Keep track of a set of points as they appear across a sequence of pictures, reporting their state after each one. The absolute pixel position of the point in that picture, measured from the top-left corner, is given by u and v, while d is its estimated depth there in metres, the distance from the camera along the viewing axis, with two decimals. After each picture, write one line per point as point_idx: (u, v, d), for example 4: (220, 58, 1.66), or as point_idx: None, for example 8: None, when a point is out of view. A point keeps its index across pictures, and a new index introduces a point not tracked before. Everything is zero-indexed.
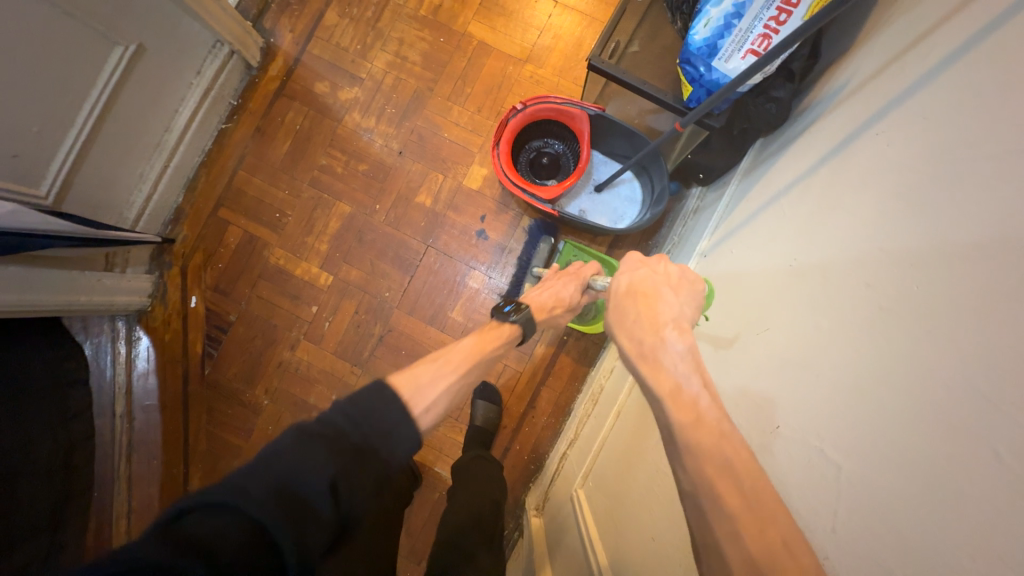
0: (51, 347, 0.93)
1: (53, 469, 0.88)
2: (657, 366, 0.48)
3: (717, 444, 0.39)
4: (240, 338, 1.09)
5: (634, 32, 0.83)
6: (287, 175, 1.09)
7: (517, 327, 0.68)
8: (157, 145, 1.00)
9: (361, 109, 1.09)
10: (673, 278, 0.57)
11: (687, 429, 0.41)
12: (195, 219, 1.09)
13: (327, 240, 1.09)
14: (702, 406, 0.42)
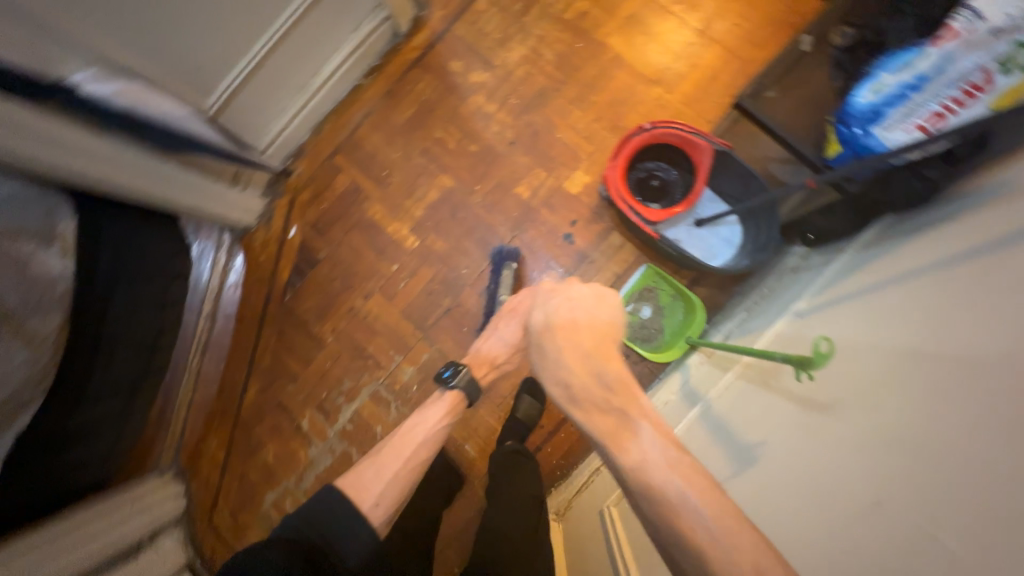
0: (171, 240, 1.05)
1: (142, 345, 1.01)
2: (595, 410, 0.63)
3: (665, 479, 0.51)
4: (322, 276, 1.16)
5: (778, 78, 0.86)
6: (403, 139, 1.16)
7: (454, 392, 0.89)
8: (304, 86, 1.09)
9: (486, 94, 1.14)
10: (585, 303, 0.75)
11: (632, 468, 0.54)
12: (313, 160, 1.18)
13: (422, 207, 1.14)
14: (636, 437, 0.57)
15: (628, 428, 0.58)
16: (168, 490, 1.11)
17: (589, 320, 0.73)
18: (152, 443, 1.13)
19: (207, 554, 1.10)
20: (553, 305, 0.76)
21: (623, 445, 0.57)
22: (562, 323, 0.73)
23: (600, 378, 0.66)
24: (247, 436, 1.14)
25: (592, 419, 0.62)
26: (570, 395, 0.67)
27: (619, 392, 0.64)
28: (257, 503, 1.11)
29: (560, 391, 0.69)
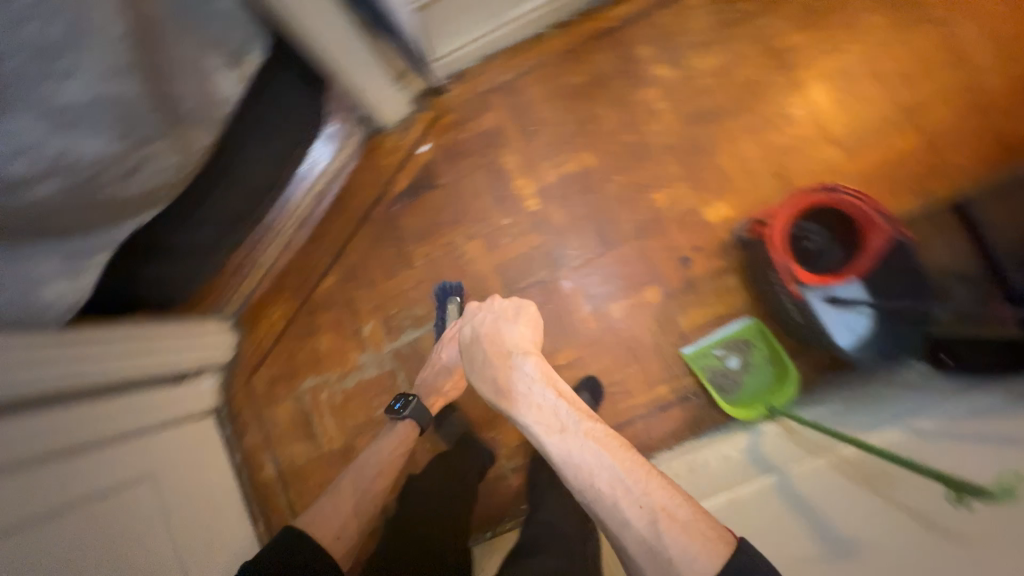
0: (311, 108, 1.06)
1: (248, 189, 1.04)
2: (515, 399, 0.78)
3: (583, 449, 0.68)
4: (435, 201, 1.16)
5: (989, 191, 0.89)
6: (562, 103, 1.13)
7: (410, 421, 0.94)
8: (495, 16, 1.08)
9: (662, 90, 1.10)
10: (506, 311, 0.89)
11: (558, 442, 0.71)
12: (470, 88, 1.16)
13: (556, 175, 1.12)
14: (558, 413, 0.73)
15: (550, 408, 0.74)
16: (223, 338, 1.13)
17: (511, 324, 0.87)
18: (216, 287, 1.15)
19: (235, 408, 1.15)
20: (484, 315, 0.89)
21: (550, 428, 0.72)
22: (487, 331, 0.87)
23: (518, 369, 0.80)
24: (305, 318, 1.17)
25: (519, 409, 0.77)
26: (501, 393, 0.79)
27: (538, 378, 0.79)
28: (295, 382, 1.14)
29: (488, 388, 0.81)
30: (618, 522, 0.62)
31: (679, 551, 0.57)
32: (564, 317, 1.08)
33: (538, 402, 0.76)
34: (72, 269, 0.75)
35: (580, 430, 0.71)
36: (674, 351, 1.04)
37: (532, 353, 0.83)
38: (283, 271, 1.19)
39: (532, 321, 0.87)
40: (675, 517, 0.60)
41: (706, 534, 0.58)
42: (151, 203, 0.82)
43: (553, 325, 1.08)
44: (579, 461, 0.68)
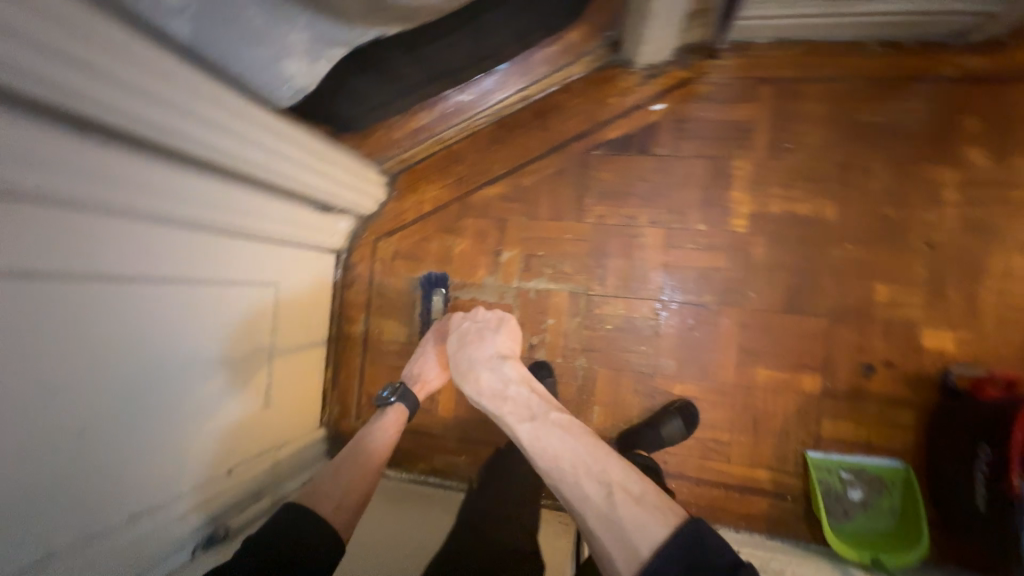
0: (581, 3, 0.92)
1: (474, 53, 0.94)
2: (492, 397, 0.81)
3: (547, 434, 0.74)
4: (638, 167, 1.04)
5: None
6: (837, 137, 0.96)
7: (399, 406, 0.96)
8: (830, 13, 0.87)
9: (958, 178, 0.91)
10: (489, 320, 0.95)
11: (529, 432, 0.75)
12: (743, 68, 1.00)
13: (783, 207, 0.96)
14: (530, 402, 0.80)
15: (520, 401, 0.80)
16: (374, 191, 1.11)
17: (493, 333, 0.91)
18: (383, 131, 1.09)
19: (354, 259, 1.17)
20: (470, 323, 0.94)
21: (520, 417, 0.77)
22: (469, 340, 0.91)
23: (496, 368, 0.85)
24: (454, 212, 1.12)
25: (497, 405, 0.80)
26: (480, 392, 0.82)
27: (516, 378, 0.84)
28: (417, 267, 1.14)
29: (470, 389, 0.84)
30: (580, 499, 0.67)
31: (632, 530, 0.62)
32: (705, 352, 0.99)
33: (512, 396, 0.81)
34: (313, 53, 0.71)
35: (548, 418, 0.76)
36: (797, 447, 0.94)
37: (511, 355, 0.88)
38: (455, 158, 1.13)
39: (512, 332, 0.93)
40: (632, 496, 0.65)
41: (658, 508, 0.63)
42: (404, 19, 0.72)
43: (689, 354, 0.99)
44: (548, 445, 0.73)
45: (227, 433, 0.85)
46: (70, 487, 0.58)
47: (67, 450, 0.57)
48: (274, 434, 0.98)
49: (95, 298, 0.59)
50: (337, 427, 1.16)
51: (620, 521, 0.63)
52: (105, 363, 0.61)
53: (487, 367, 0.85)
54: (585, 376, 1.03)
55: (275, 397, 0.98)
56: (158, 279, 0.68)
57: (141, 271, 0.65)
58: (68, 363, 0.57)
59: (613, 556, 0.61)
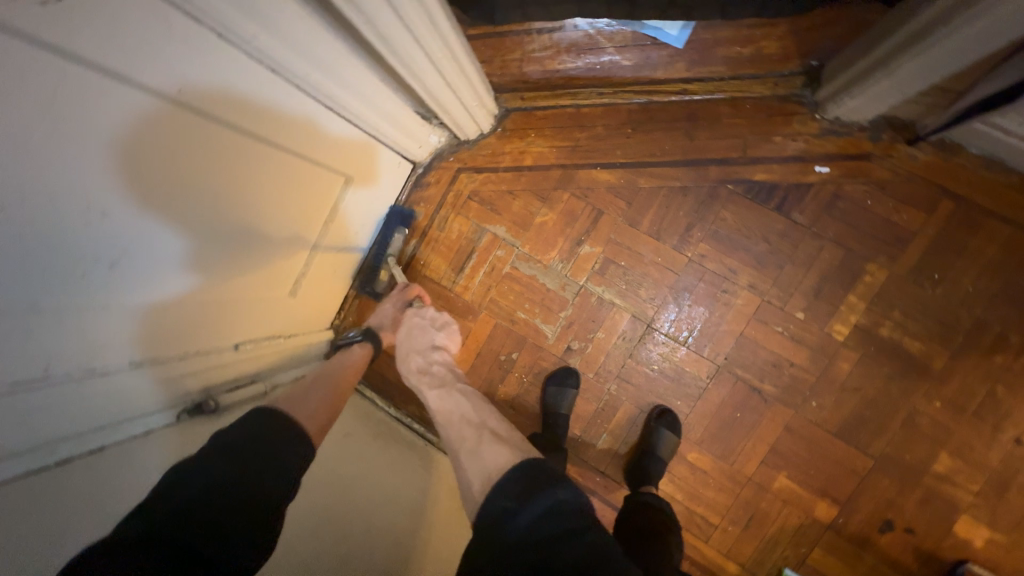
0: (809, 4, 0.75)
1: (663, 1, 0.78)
2: (410, 370, 0.85)
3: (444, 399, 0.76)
4: (765, 222, 0.92)
5: None
6: (992, 289, 0.84)
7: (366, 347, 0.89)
8: None
9: None
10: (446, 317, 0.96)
11: (432, 394, 0.78)
12: (937, 169, 0.85)
13: (891, 334, 0.87)
14: (440, 370, 0.84)
15: (434, 374, 0.83)
16: (484, 122, 0.99)
17: (435, 330, 0.92)
18: (516, 57, 0.99)
19: (429, 179, 1.06)
20: (416, 317, 0.92)
21: (432, 384, 0.80)
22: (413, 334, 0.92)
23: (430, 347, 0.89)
24: (553, 180, 1.01)
25: (417, 381, 0.83)
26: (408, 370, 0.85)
27: (441, 358, 0.88)
28: (489, 217, 1.04)
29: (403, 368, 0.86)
30: (457, 442, 0.67)
31: (489, 460, 0.61)
32: (736, 435, 0.93)
33: (433, 369, 0.84)
34: None
35: (453, 385, 0.79)
36: (777, 559, 0.91)
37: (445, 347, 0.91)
38: (578, 119, 0.99)
39: (454, 336, 0.94)
40: (498, 435, 0.66)
41: (517, 447, 0.63)
42: None
43: (720, 429, 0.94)
44: (450, 408, 0.74)
45: (247, 308, 0.80)
46: (85, 318, 0.52)
47: (99, 279, 0.51)
48: (288, 323, 0.94)
49: (176, 127, 0.51)
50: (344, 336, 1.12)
51: (482, 453, 0.63)
52: (155, 201, 0.53)
53: (419, 353, 0.87)
54: (608, 402, 0.98)
55: (304, 289, 0.93)
56: (242, 130, 0.60)
57: (227, 115, 0.56)
58: (127, 188, 0.49)
59: (472, 487, 0.60)
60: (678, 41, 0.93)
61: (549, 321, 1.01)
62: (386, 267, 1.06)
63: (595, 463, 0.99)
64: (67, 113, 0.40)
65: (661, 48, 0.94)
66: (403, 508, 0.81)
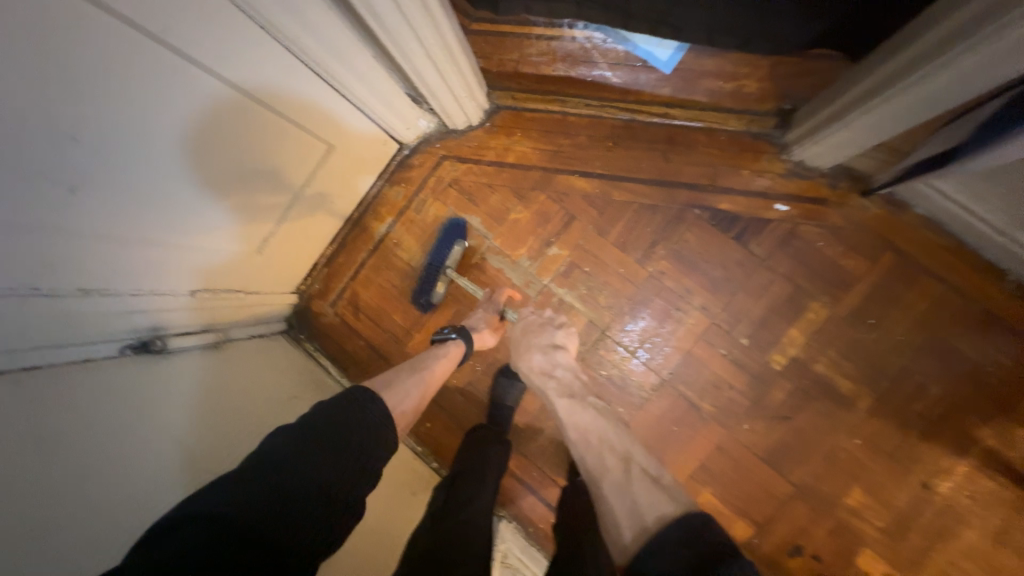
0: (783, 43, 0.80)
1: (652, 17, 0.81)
2: (534, 375, 0.87)
3: (574, 416, 0.79)
4: (726, 250, 0.96)
5: None
6: (918, 341, 0.90)
7: (459, 344, 0.91)
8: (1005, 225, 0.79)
9: (995, 446, 0.87)
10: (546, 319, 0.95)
11: (564, 405, 0.81)
12: (884, 224, 0.91)
13: (823, 370, 0.92)
14: (565, 375, 0.86)
15: (562, 380, 0.85)
16: (473, 114, 1.02)
17: (553, 330, 0.93)
18: (513, 57, 1.03)
19: (414, 161, 1.09)
20: (532, 316, 0.96)
21: (562, 391, 0.83)
22: (531, 329, 0.94)
23: (558, 352, 0.89)
24: (532, 180, 1.04)
25: (542, 383, 0.86)
26: (530, 370, 0.88)
27: (565, 363, 0.88)
28: (467, 208, 1.06)
29: (527, 367, 0.89)
30: (600, 470, 0.69)
31: (644, 502, 0.62)
32: (671, 448, 0.97)
33: (558, 375, 0.86)
34: None
35: (585, 399, 0.82)
36: None
37: (568, 347, 0.91)
38: (565, 126, 1.03)
39: (574, 335, 0.93)
40: (648, 475, 0.67)
41: (671, 492, 0.63)
42: None
43: (656, 439, 0.97)
44: (582, 421, 0.78)
45: (212, 258, 0.82)
46: (42, 239, 0.54)
47: (63, 203, 0.53)
48: (253, 279, 0.95)
49: (155, 66, 0.53)
50: (307, 302, 1.13)
51: (633, 492, 0.63)
52: (131, 136, 0.55)
53: (541, 352, 0.90)
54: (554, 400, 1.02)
55: (273, 249, 0.94)
56: (227, 83, 0.62)
57: (212, 65, 0.59)
58: (102, 118, 0.51)
59: (620, 525, 0.61)
60: (666, 66, 0.98)
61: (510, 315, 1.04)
62: (443, 278, 1.03)
63: (534, 457, 1.03)
64: (46, 33, 0.42)
65: (650, 71, 0.98)
66: None
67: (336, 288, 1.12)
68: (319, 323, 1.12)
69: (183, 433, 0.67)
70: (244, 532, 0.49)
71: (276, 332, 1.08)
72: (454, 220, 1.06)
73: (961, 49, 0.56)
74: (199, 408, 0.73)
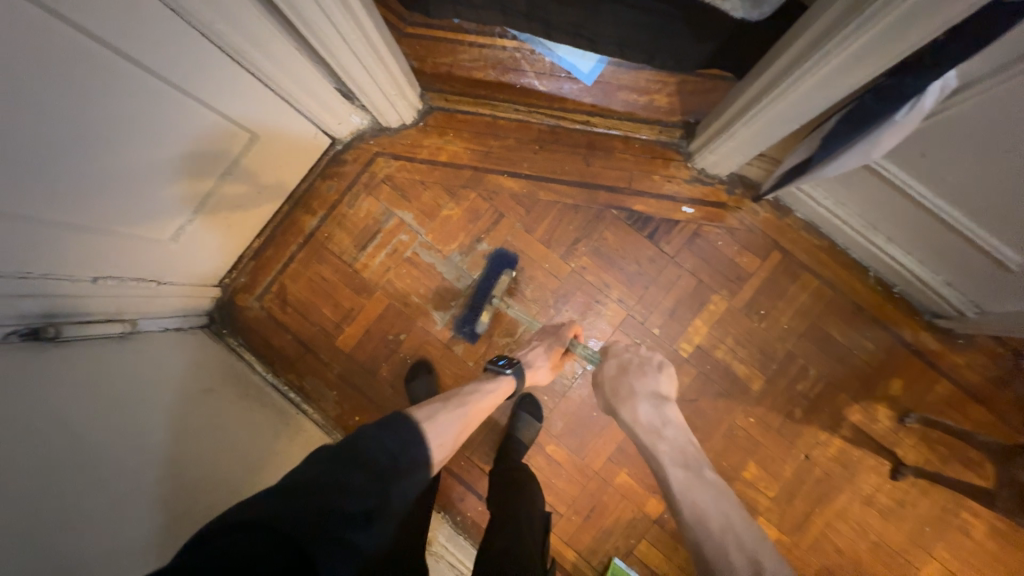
0: (681, 61, 0.90)
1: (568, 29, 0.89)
2: (647, 435, 0.78)
3: (692, 496, 0.69)
4: (641, 248, 1.05)
5: None
6: (800, 329, 1.02)
7: (510, 379, 0.87)
8: (862, 225, 0.93)
9: (860, 420, 1.00)
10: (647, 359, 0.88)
11: (681, 484, 0.71)
12: (772, 226, 1.03)
13: (723, 357, 1.02)
14: (674, 440, 0.77)
15: (673, 443, 0.77)
16: (406, 112, 1.05)
17: (655, 373, 0.85)
18: (446, 61, 1.07)
19: (347, 156, 1.10)
20: (633, 355, 0.88)
21: (677, 460, 0.75)
22: (630, 370, 0.86)
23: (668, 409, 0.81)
24: (463, 178, 1.08)
25: (656, 446, 0.77)
26: (635, 421, 0.80)
27: (668, 420, 0.80)
28: (400, 204, 1.09)
29: (634, 421, 0.80)
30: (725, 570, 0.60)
31: None
32: (591, 433, 1.03)
33: (668, 437, 0.78)
34: None
35: (705, 475, 0.72)
36: (608, 549, 1.01)
37: (673, 400, 0.83)
38: (496, 128, 1.08)
39: (673, 379, 0.87)
40: None
41: None
42: None
43: (577, 426, 1.04)
44: (701, 502, 0.68)
45: (120, 244, 0.78)
46: None
47: None
48: (166, 269, 0.92)
49: (64, 44, 0.52)
50: (231, 295, 1.10)
51: None
52: (33, 114, 0.54)
53: (647, 401, 0.81)
54: None
55: (192, 237, 0.92)
56: (140, 66, 0.62)
57: (124, 47, 0.58)
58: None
59: None
60: (587, 78, 1.06)
61: (442, 308, 1.07)
62: (488, 307, 1.03)
63: (463, 447, 1.06)
64: None
65: (574, 81, 1.06)
66: (242, 463, 0.83)
67: (264, 282, 1.10)
68: (244, 317, 1.09)
69: (84, 428, 0.64)
70: (286, 547, 0.45)
71: (194, 326, 1.04)
72: (498, 252, 1.06)
73: (805, 67, 0.65)
74: (98, 402, 0.69)
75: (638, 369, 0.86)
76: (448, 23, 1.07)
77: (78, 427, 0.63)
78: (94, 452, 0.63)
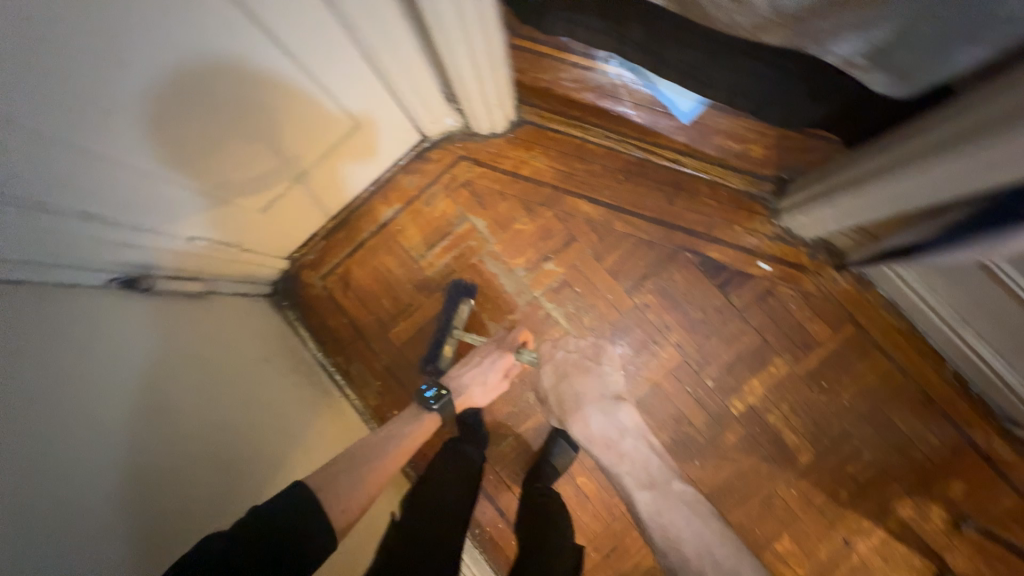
0: (792, 119, 0.88)
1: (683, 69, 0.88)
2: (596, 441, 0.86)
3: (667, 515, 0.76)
4: (708, 296, 1.03)
5: None
6: (861, 409, 0.98)
7: (434, 416, 0.87)
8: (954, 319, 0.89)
9: (910, 515, 0.96)
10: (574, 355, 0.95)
11: (648, 496, 0.79)
12: (851, 300, 0.99)
13: (775, 422, 0.99)
14: (626, 445, 0.85)
15: (635, 453, 0.84)
16: (498, 122, 1.05)
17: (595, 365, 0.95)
18: (546, 77, 1.08)
19: (432, 155, 1.11)
20: (563, 353, 0.96)
21: (640, 480, 0.81)
22: (571, 371, 0.94)
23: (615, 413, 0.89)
24: (541, 196, 1.08)
25: (614, 459, 0.84)
26: (591, 436, 0.86)
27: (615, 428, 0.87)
28: (475, 209, 1.09)
29: (582, 431, 0.87)
30: None
31: None
32: None
33: (625, 449, 0.84)
34: None
35: (668, 487, 0.80)
36: None
37: (624, 401, 0.92)
38: (582, 151, 1.08)
39: (611, 363, 0.97)
40: None
41: None
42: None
43: None
44: (671, 520, 0.75)
45: (220, 209, 0.81)
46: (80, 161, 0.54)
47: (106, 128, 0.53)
48: (248, 237, 0.94)
49: (218, 18, 0.55)
50: (297, 270, 1.12)
51: None
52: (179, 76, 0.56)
53: (597, 408, 0.89)
54: (524, 409, 1.05)
55: (279, 210, 0.94)
56: (277, 45, 0.64)
57: (269, 27, 0.60)
58: (155, 49, 0.51)
59: None
60: (684, 117, 1.05)
61: (497, 319, 1.07)
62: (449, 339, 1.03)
63: (495, 461, 1.05)
64: None
65: (670, 118, 1.05)
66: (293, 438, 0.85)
67: (331, 262, 1.12)
68: (306, 293, 1.12)
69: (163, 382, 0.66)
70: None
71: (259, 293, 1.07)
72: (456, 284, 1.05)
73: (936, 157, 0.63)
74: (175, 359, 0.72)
75: (578, 371, 0.94)
76: (554, 41, 1.07)
77: (155, 384, 0.65)
78: (166, 409, 0.65)
